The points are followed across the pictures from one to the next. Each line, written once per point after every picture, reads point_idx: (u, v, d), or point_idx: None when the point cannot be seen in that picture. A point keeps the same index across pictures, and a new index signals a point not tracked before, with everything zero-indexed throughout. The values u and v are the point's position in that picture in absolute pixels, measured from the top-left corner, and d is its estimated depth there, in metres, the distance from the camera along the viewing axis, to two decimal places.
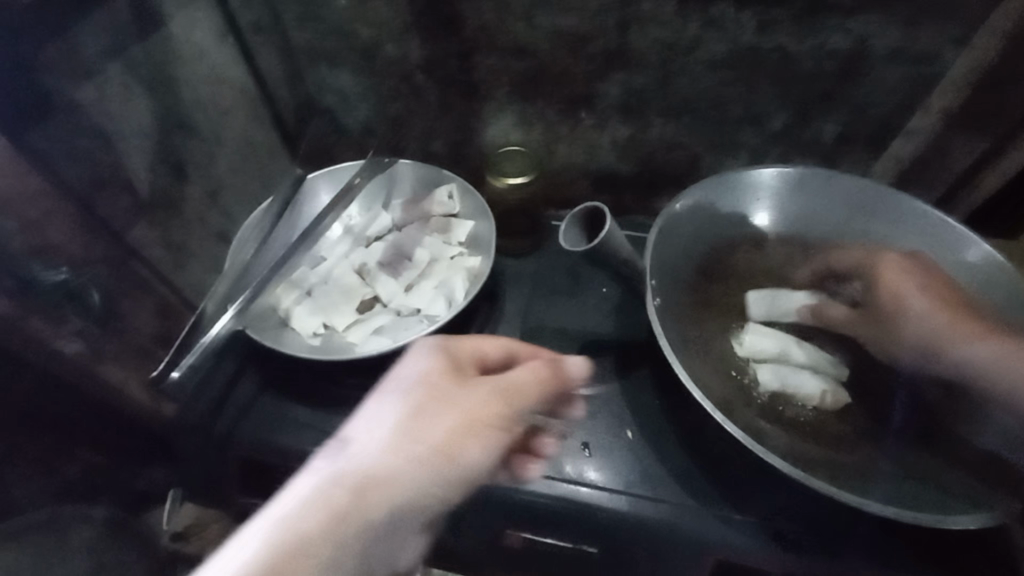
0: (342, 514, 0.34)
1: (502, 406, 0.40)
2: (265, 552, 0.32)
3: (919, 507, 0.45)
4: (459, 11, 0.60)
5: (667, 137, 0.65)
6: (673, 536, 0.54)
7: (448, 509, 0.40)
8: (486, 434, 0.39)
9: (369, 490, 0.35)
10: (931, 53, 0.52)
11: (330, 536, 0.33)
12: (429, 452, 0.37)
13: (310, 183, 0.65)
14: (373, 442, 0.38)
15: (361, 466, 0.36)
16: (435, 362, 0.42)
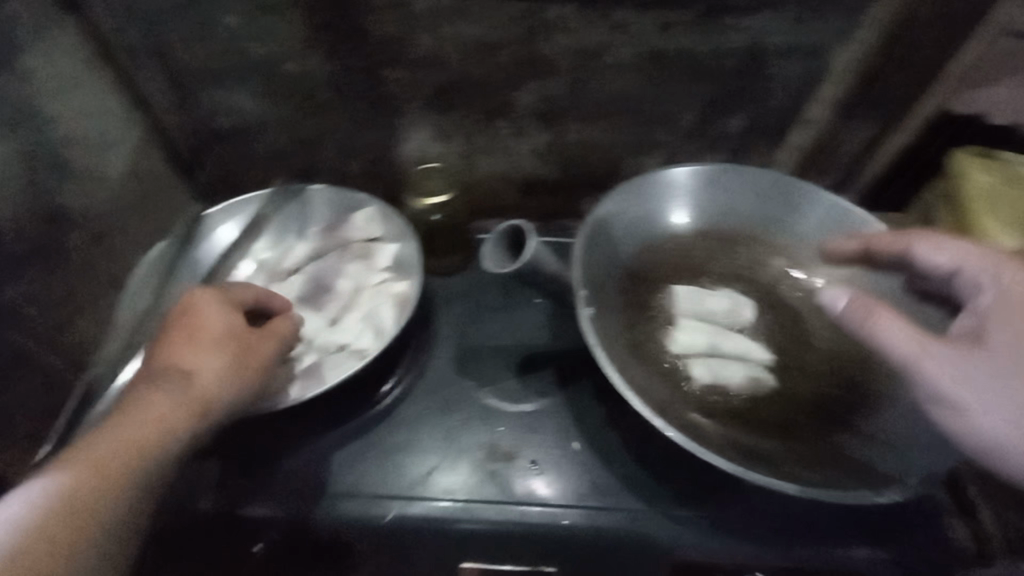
0: (157, 436, 0.39)
1: (252, 347, 0.46)
2: (73, 480, 0.35)
3: (849, 484, 0.42)
4: (362, 25, 0.57)
5: (586, 140, 0.70)
6: (629, 551, 0.45)
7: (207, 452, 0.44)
8: (243, 376, 0.44)
9: (143, 432, 0.39)
10: (819, 46, 0.59)
11: (148, 454, 0.38)
12: (204, 395, 0.42)
13: (210, 220, 0.61)
14: (182, 385, 0.42)
15: (153, 408, 0.40)
16: (225, 312, 0.47)
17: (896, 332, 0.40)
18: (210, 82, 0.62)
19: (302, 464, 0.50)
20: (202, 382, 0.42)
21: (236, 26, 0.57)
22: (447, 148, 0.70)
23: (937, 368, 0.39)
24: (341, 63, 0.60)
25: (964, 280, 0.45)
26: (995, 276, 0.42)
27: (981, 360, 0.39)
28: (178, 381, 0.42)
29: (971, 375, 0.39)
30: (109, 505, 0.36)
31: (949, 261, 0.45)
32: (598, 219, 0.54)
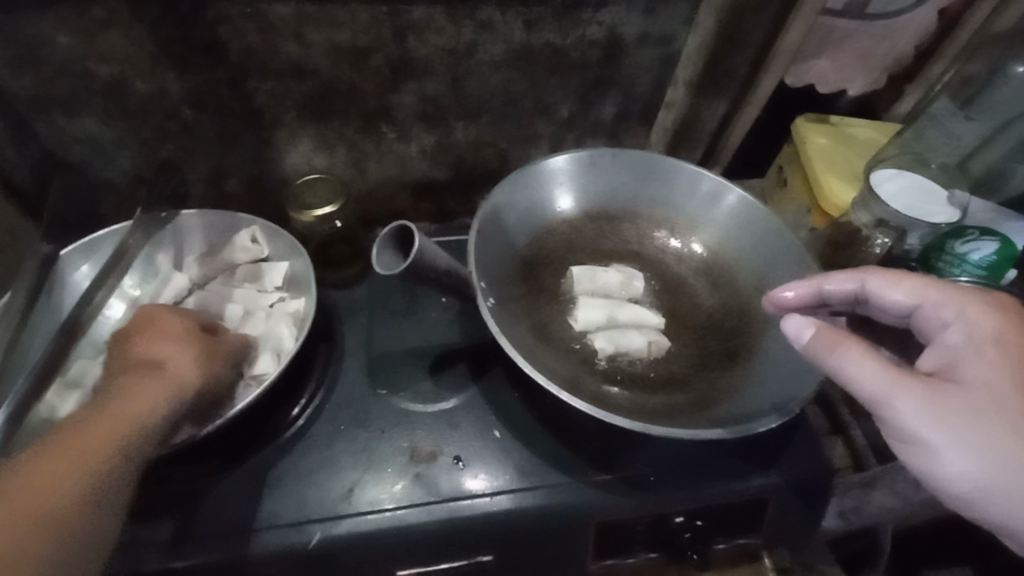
0: (128, 418, 0.41)
1: (212, 349, 0.48)
2: (49, 455, 0.38)
3: (735, 420, 0.46)
4: (217, 37, 0.54)
5: (472, 138, 0.71)
6: (555, 523, 0.47)
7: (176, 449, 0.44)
8: (208, 365, 0.47)
9: (129, 414, 0.41)
10: (669, 35, 0.65)
11: (116, 436, 0.40)
12: (182, 380, 0.44)
13: (67, 262, 0.54)
14: (157, 372, 0.44)
15: (136, 393, 0.42)
16: (180, 319, 0.49)
17: (866, 365, 0.38)
18: (48, 106, 0.55)
19: (210, 506, 0.46)
20: (173, 369, 0.45)
21: (70, 45, 0.51)
22: (333, 158, 0.68)
23: (912, 411, 0.37)
24: (200, 78, 0.57)
25: (928, 316, 0.43)
26: (962, 313, 0.41)
27: (953, 403, 0.37)
28: (153, 371, 0.44)
29: (946, 418, 0.37)
30: (71, 484, 0.37)
31: (909, 297, 0.44)
32: (488, 212, 0.55)
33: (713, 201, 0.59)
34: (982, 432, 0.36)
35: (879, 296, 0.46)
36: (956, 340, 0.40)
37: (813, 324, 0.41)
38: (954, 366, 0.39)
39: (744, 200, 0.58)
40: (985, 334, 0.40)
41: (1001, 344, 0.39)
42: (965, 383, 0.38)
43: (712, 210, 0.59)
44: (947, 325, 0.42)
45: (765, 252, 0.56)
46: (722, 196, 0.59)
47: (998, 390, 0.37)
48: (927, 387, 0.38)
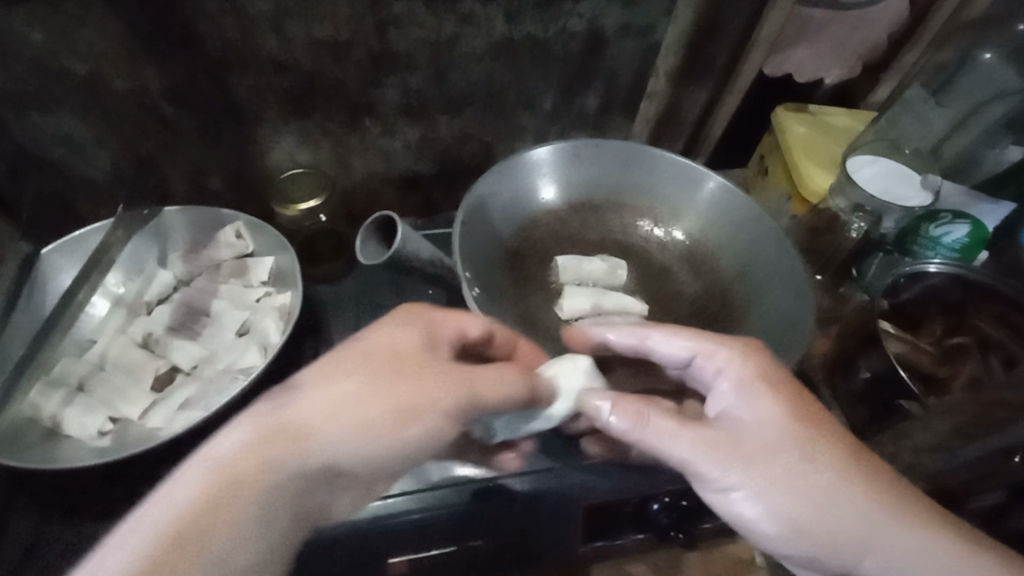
0: None
1: None
2: None
3: None
4: (196, 30, 0.53)
5: (456, 131, 0.71)
6: (539, 507, 0.48)
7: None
8: (509, 373, 0.44)
9: None
10: (650, 25, 0.66)
11: None
12: None
13: (49, 261, 0.53)
14: (312, 391, 0.39)
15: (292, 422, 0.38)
16: None
17: (664, 432, 0.41)
18: (23, 104, 0.55)
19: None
20: None
21: (47, 41, 0.51)
22: (317, 153, 0.68)
23: (707, 465, 0.40)
24: (180, 73, 0.56)
25: (702, 366, 0.44)
26: (727, 358, 0.43)
27: (737, 451, 0.39)
28: None
29: (736, 467, 0.39)
30: None
31: (683, 350, 0.45)
32: (473, 203, 0.55)
33: (692, 188, 0.60)
34: (766, 473, 0.39)
35: (660, 351, 0.46)
36: (726, 385, 0.42)
37: (609, 399, 0.43)
38: (731, 411, 0.41)
39: (723, 187, 0.59)
40: (748, 376, 0.42)
41: (762, 386, 0.41)
42: (742, 424, 0.40)
43: (692, 196, 0.61)
44: (717, 373, 0.43)
45: (747, 239, 0.57)
46: (701, 183, 0.60)
47: (770, 427, 0.40)
48: (714, 441, 0.40)
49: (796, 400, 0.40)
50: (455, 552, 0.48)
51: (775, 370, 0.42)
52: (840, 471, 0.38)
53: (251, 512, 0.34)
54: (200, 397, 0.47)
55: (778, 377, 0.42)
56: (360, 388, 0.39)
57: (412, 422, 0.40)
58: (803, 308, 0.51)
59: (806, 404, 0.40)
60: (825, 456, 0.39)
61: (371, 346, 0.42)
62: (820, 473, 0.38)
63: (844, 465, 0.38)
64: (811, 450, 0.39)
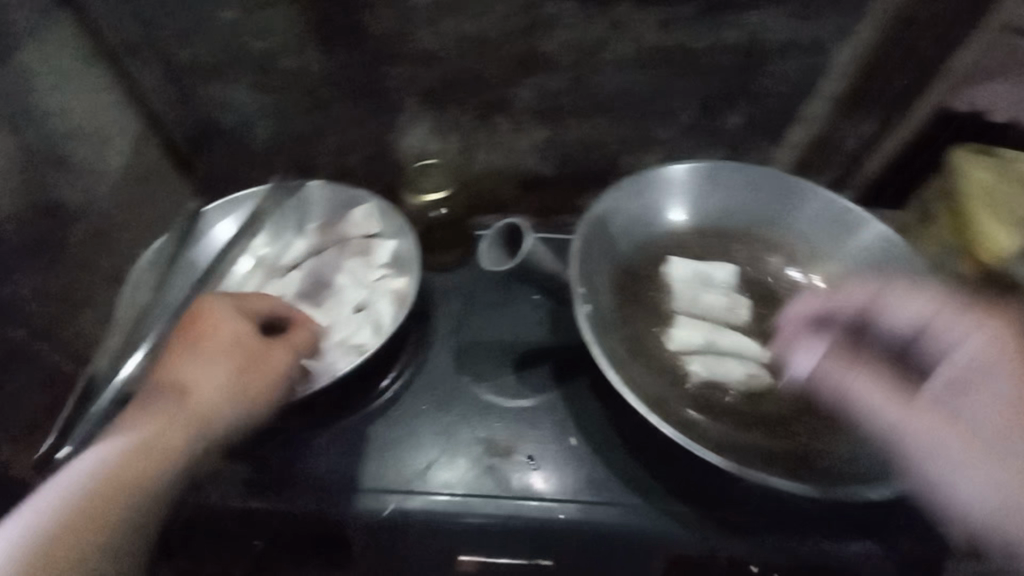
0: (93, 495, 0.35)
1: (140, 461, 0.38)
2: (74, 501, 0.34)
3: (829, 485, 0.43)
4: (360, 22, 0.57)
5: (585, 137, 0.70)
6: (619, 542, 0.46)
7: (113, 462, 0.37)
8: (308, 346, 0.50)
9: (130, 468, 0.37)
10: (815, 45, 0.60)
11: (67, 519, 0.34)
12: (159, 428, 0.40)
13: (205, 216, 0.60)
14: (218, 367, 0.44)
15: (157, 434, 0.39)
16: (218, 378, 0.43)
17: (863, 378, 0.42)
18: (208, 75, 0.61)
19: (317, 461, 0.50)
20: (195, 399, 0.42)
21: (236, 19, 0.56)
22: (446, 144, 0.70)
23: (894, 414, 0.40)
24: (340, 58, 0.60)
25: (935, 339, 0.43)
26: (973, 327, 0.41)
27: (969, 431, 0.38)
28: (175, 399, 0.41)
29: (971, 464, 0.37)
30: (130, 497, 0.36)
31: (919, 313, 0.44)
32: (594, 217, 0.54)
33: (842, 233, 0.54)
34: (971, 400, 0.40)
35: (888, 316, 0.45)
36: (967, 354, 0.41)
37: (813, 308, 0.48)
38: (948, 364, 0.42)
39: (882, 236, 0.52)
40: (993, 348, 0.40)
41: (1013, 351, 0.40)
42: (973, 408, 0.39)
43: (839, 242, 0.54)
44: (957, 341, 0.42)
45: None
46: (856, 230, 0.54)
47: (1001, 375, 0.39)
48: (944, 312, 0.43)
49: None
50: None
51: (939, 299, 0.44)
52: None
53: (158, 498, 0.37)
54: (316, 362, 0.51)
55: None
56: (228, 378, 0.43)
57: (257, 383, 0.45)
58: None
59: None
60: (1006, 361, 0.40)
61: (230, 332, 0.45)
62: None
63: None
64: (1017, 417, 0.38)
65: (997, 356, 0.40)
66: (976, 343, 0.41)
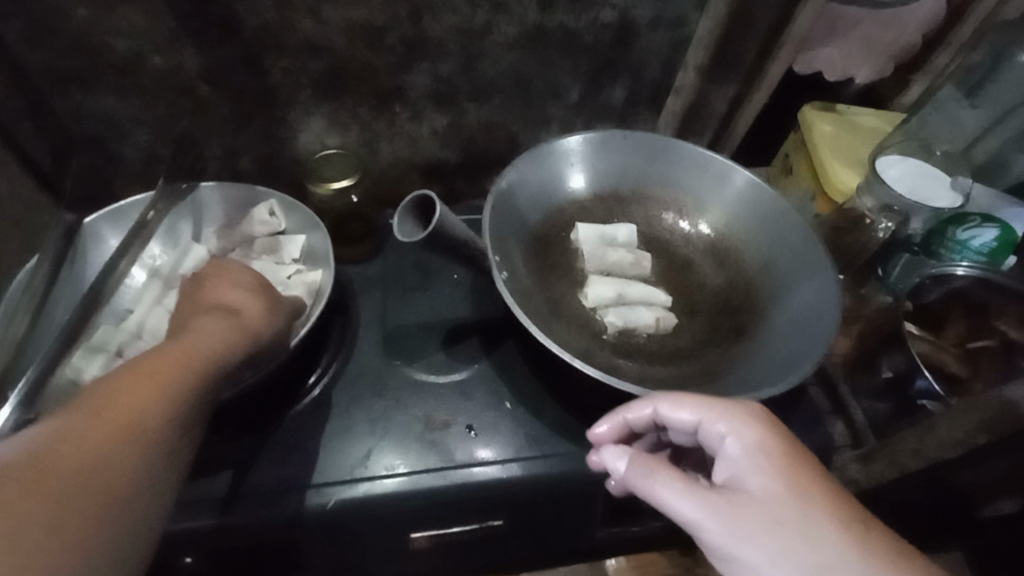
0: (113, 413, 0.33)
1: (172, 373, 0.37)
2: (93, 413, 0.33)
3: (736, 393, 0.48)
4: (234, 15, 0.54)
5: (484, 119, 0.72)
6: (558, 487, 0.50)
7: (163, 374, 0.37)
8: (270, 316, 0.47)
9: (174, 368, 0.38)
10: (678, 20, 0.66)
11: (95, 431, 0.32)
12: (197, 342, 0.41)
13: (90, 229, 0.55)
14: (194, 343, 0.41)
15: (179, 357, 0.39)
16: (241, 294, 0.47)
17: (675, 490, 0.36)
18: (65, 81, 0.56)
19: (251, 468, 0.48)
20: (247, 315, 0.45)
21: (91, 18, 0.52)
22: (345, 137, 0.69)
23: (711, 533, 0.35)
24: (216, 54, 0.57)
25: (710, 432, 0.39)
26: (735, 425, 0.38)
27: (743, 519, 0.35)
28: (229, 314, 0.45)
29: (738, 534, 0.34)
30: (157, 404, 0.35)
31: (693, 416, 0.40)
32: (502, 189, 0.56)
33: (719, 181, 0.61)
34: (775, 532, 0.34)
35: (671, 420, 0.41)
36: (735, 451, 0.38)
37: (626, 453, 0.39)
38: (738, 478, 0.37)
39: (751, 181, 0.59)
40: (756, 443, 0.37)
41: (781, 455, 0.37)
42: (744, 494, 0.36)
43: (717, 189, 0.61)
44: (725, 439, 0.38)
45: (771, 232, 0.58)
46: (729, 177, 0.60)
47: (774, 493, 0.35)
48: (724, 500, 0.36)
49: (803, 486, 0.36)
50: (478, 528, 0.51)
51: (778, 463, 0.36)
52: (844, 551, 0.34)
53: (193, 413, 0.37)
54: None
55: (787, 445, 0.37)
56: (259, 309, 0.47)
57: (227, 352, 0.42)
58: (835, 302, 0.50)
59: (836, 504, 0.36)
60: (808, 514, 0.35)
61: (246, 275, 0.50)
62: (821, 543, 0.34)
63: (842, 529, 0.35)
64: (812, 511, 0.35)
65: (755, 442, 0.37)
66: (754, 433, 0.38)
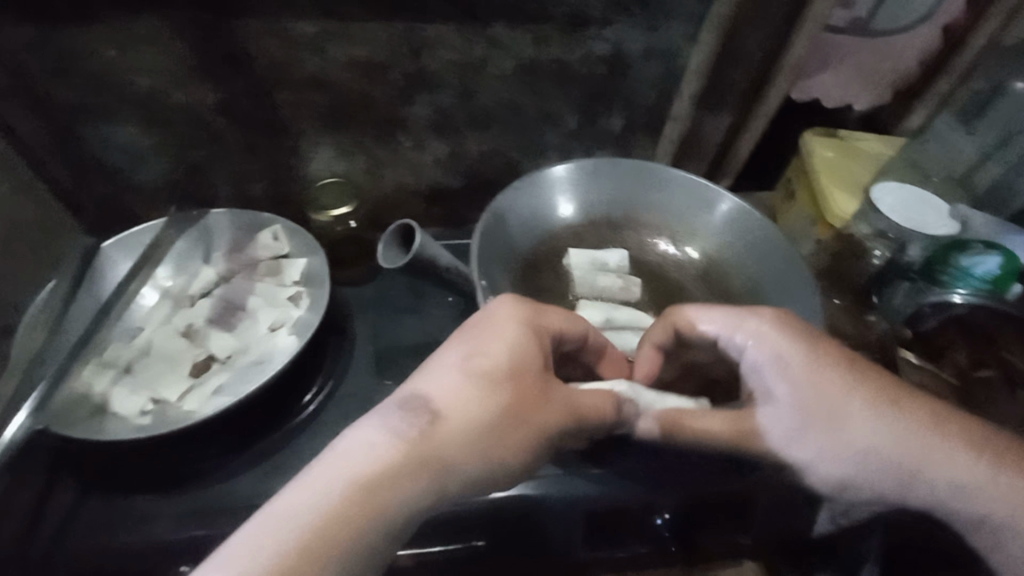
0: (333, 534, 0.30)
1: (417, 472, 0.34)
2: (337, 505, 0.31)
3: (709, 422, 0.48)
4: (247, 53, 0.58)
5: (484, 147, 0.74)
6: (542, 508, 0.50)
7: (409, 477, 0.33)
8: (522, 364, 0.40)
9: (420, 471, 0.34)
10: (672, 51, 0.67)
11: (333, 539, 0.30)
12: (452, 427, 0.36)
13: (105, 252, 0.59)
14: (449, 404, 0.37)
15: (433, 443, 0.35)
16: (525, 347, 0.41)
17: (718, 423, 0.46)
18: (94, 115, 0.60)
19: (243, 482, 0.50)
20: (517, 364, 0.40)
21: (116, 57, 0.56)
22: (351, 164, 0.72)
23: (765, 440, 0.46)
24: (230, 88, 0.61)
25: (731, 341, 0.47)
26: (751, 334, 0.46)
27: (788, 421, 0.45)
28: (510, 368, 0.39)
29: (792, 437, 0.45)
30: (366, 528, 0.31)
31: (715, 326, 0.47)
32: (492, 217, 0.58)
33: (709, 209, 0.61)
34: (820, 431, 0.44)
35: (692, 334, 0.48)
36: (759, 357, 0.45)
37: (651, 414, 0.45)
38: (769, 385, 0.45)
39: (740, 208, 0.60)
40: (778, 349, 0.45)
41: (796, 353, 0.44)
42: (781, 397, 0.45)
43: (708, 217, 0.62)
44: (747, 338, 0.46)
45: (760, 260, 0.58)
46: (719, 205, 0.61)
47: (804, 392, 0.44)
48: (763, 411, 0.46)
49: (831, 377, 0.44)
50: (460, 550, 0.52)
51: (797, 363, 0.44)
52: (871, 418, 0.43)
53: (391, 533, 0.32)
54: (233, 384, 0.50)
55: (807, 338, 0.45)
56: (510, 402, 0.38)
57: (476, 457, 0.36)
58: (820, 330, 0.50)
59: (866, 386, 0.44)
60: (847, 404, 0.44)
61: (508, 316, 0.42)
62: (857, 419, 0.43)
63: (873, 403, 0.44)
64: (849, 399, 0.44)
65: (770, 352, 0.45)
66: (761, 344, 0.45)
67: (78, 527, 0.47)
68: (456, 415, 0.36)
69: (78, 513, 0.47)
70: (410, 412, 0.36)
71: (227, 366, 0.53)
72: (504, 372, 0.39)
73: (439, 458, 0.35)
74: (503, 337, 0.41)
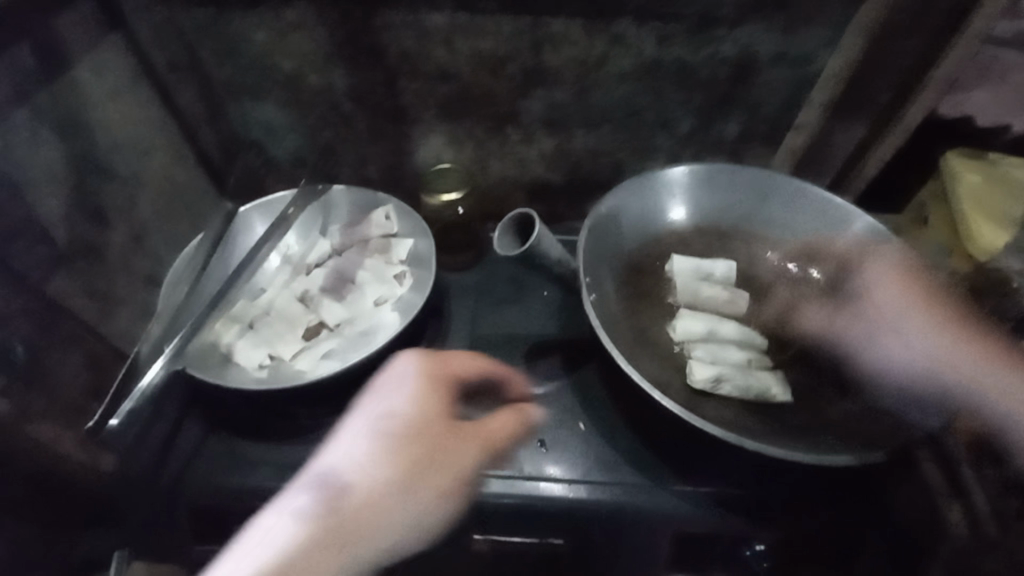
0: None
1: (330, 550, 0.36)
2: None
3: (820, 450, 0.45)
4: (379, 41, 0.61)
5: (592, 146, 0.74)
6: (627, 517, 0.49)
7: (322, 553, 0.36)
8: (432, 418, 0.43)
9: (334, 549, 0.37)
10: (807, 56, 0.63)
11: None
12: (362, 497, 0.39)
13: (242, 217, 0.65)
14: (358, 470, 0.40)
15: (347, 513, 0.38)
16: (431, 402, 0.43)
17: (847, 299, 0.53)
18: (241, 94, 0.66)
19: None
20: (421, 422, 0.42)
21: (265, 40, 0.61)
22: (460, 153, 0.74)
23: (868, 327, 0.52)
24: (359, 74, 0.65)
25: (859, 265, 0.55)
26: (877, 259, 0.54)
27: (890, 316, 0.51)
28: (415, 429, 0.42)
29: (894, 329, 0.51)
30: None
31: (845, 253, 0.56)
32: (601, 214, 0.57)
33: (836, 227, 0.57)
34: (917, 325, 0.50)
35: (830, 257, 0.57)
36: (879, 277, 0.53)
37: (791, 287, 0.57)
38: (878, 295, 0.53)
39: (873, 228, 0.55)
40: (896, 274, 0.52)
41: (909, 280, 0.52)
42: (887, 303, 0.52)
43: (833, 235, 0.57)
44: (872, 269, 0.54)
45: None
46: (847, 223, 0.57)
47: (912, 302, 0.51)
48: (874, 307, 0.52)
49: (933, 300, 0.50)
50: (539, 544, 0.52)
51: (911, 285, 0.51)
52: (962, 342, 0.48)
53: None
54: (341, 351, 0.53)
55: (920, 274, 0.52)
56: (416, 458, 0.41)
57: (395, 515, 0.39)
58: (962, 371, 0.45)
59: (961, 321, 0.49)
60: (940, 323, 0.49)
61: (409, 374, 0.44)
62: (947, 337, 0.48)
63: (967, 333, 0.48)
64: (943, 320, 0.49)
65: (889, 275, 0.53)
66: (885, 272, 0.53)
67: (197, 461, 0.52)
68: (365, 485, 0.39)
69: (198, 449, 0.53)
70: (319, 487, 0.39)
71: (336, 334, 0.56)
72: (410, 428, 0.42)
73: (351, 530, 0.38)
74: (405, 394, 0.43)
